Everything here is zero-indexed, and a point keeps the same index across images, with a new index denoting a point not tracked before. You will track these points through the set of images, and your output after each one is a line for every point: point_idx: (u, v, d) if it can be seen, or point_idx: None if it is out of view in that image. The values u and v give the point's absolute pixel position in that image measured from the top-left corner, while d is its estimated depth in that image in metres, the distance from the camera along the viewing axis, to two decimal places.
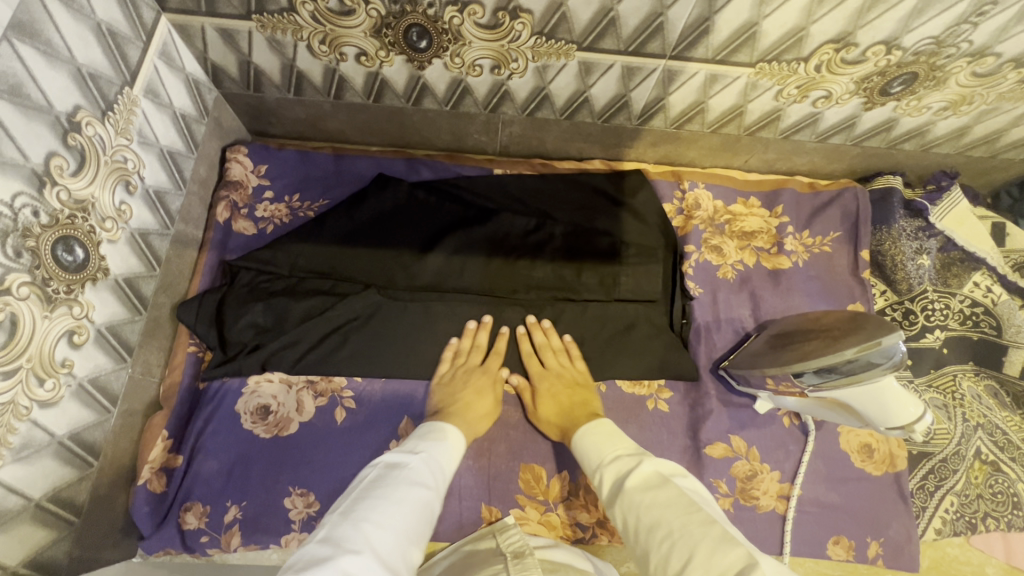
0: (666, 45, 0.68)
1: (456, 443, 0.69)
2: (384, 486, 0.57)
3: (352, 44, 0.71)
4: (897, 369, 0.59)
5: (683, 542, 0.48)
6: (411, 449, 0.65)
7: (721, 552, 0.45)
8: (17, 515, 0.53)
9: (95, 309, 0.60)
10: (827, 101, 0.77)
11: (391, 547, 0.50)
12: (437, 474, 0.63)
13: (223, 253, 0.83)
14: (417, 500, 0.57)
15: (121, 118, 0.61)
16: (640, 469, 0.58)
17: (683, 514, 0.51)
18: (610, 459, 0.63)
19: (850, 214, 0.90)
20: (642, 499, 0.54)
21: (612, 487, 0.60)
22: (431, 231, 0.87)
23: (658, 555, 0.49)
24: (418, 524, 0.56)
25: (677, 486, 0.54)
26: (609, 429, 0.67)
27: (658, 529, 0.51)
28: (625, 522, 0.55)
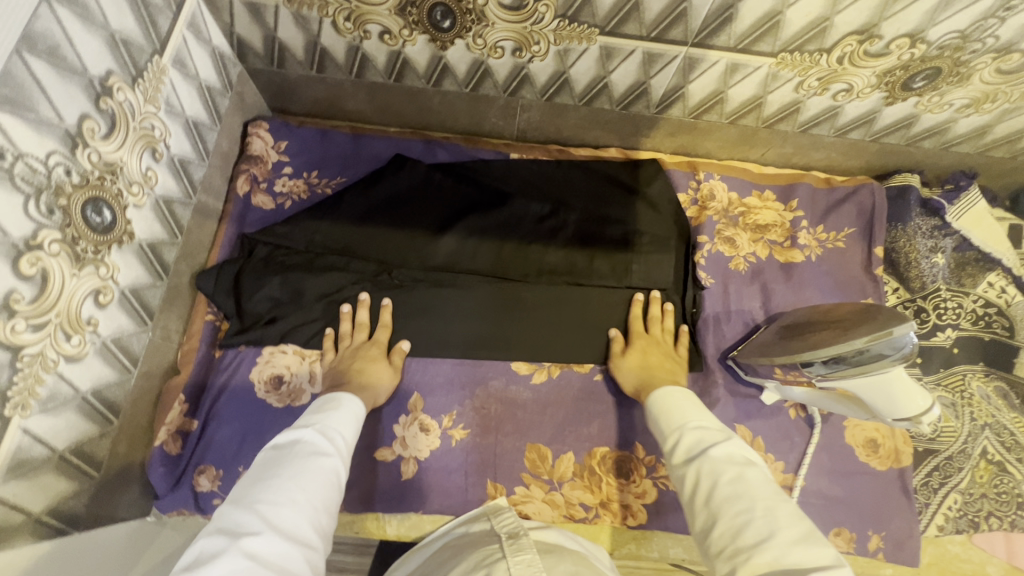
0: (689, 32, 0.68)
1: (354, 411, 0.66)
2: (278, 464, 0.53)
3: (376, 22, 0.72)
4: (905, 362, 0.59)
5: (765, 523, 0.46)
6: (309, 419, 0.61)
7: (806, 548, 0.43)
8: (43, 464, 0.54)
9: (120, 271, 0.61)
10: (847, 94, 0.77)
11: (297, 520, 0.48)
12: (339, 441, 0.60)
13: (242, 226, 0.84)
14: (322, 472, 0.54)
15: (150, 86, 0.62)
16: (720, 442, 0.55)
17: (771, 497, 0.48)
18: (692, 426, 0.59)
19: (866, 210, 0.90)
20: (727, 472, 0.51)
21: (684, 453, 0.57)
22: (446, 212, 0.88)
23: (727, 527, 0.47)
24: (329, 493, 0.54)
25: (761, 471, 0.51)
26: (687, 400, 0.64)
27: (735, 505, 0.48)
28: (695, 490, 0.53)
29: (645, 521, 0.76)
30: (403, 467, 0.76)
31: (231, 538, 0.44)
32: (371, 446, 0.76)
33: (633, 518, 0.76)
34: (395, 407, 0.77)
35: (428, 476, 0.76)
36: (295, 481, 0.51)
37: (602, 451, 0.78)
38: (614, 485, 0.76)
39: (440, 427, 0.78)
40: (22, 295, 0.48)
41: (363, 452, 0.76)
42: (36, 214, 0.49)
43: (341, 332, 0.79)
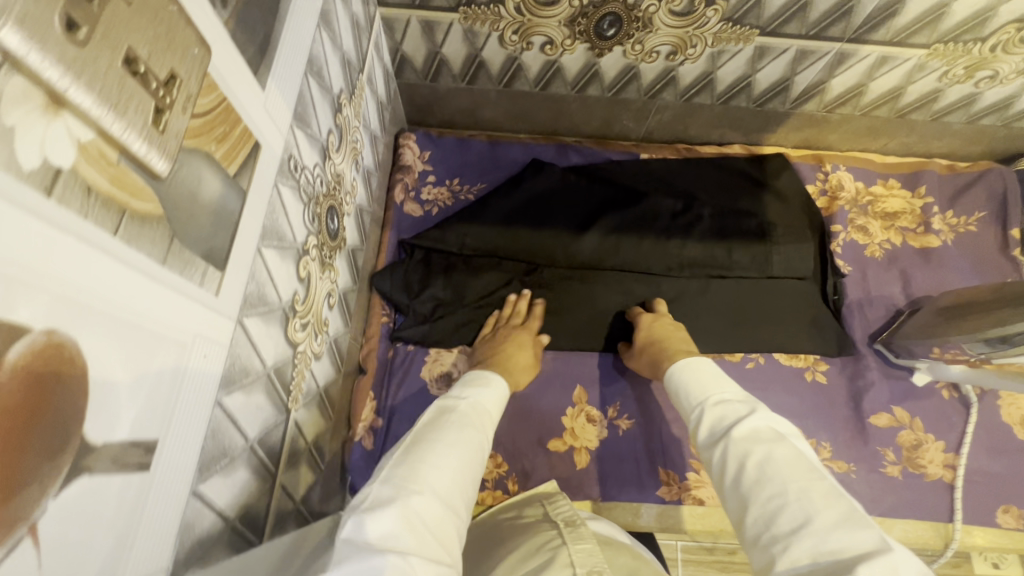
0: (849, 28, 0.72)
1: (501, 391, 0.63)
2: (439, 430, 0.51)
3: (542, 33, 0.76)
4: None
5: (800, 507, 0.42)
6: (461, 390, 0.59)
7: (848, 532, 0.39)
8: (301, 454, 0.57)
9: (340, 275, 0.65)
10: (990, 81, 0.79)
11: (451, 488, 0.46)
12: (488, 420, 0.57)
13: (399, 232, 0.89)
14: (473, 446, 0.51)
15: (358, 101, 0.67)
16: (740, 418, 0.51)
17: (802, 478, 0.44)
18: (716, 402, 0.55)
19: (996, 194, 0.92)
20: (754, 451, 0.47)
21: (709, 432, 0.53)
22: (586, 212, 0.91)
23: (760, 513, 0.44)
24: (475, 469, 0.50)
25: (788, 447, 0.47)
26: (713, 372, 0.60)
27: (765, 489, 0.44)
28: (723, 471, 0.49)
29: None
30: (576, 457, 0.79)
31: (398, 492, 0.42)
32: (545, 437, 0.79)
33: None
34: (562, 400, 0.81)
35: (602, 464, 0.79)
36: (451, 451, 0.48)
37: None
38: None
39: (606, 417, 0.81)
40: (300, 296, 0.52)
41: (538, 444, 0.79)
42: (307, 222, 0.53)
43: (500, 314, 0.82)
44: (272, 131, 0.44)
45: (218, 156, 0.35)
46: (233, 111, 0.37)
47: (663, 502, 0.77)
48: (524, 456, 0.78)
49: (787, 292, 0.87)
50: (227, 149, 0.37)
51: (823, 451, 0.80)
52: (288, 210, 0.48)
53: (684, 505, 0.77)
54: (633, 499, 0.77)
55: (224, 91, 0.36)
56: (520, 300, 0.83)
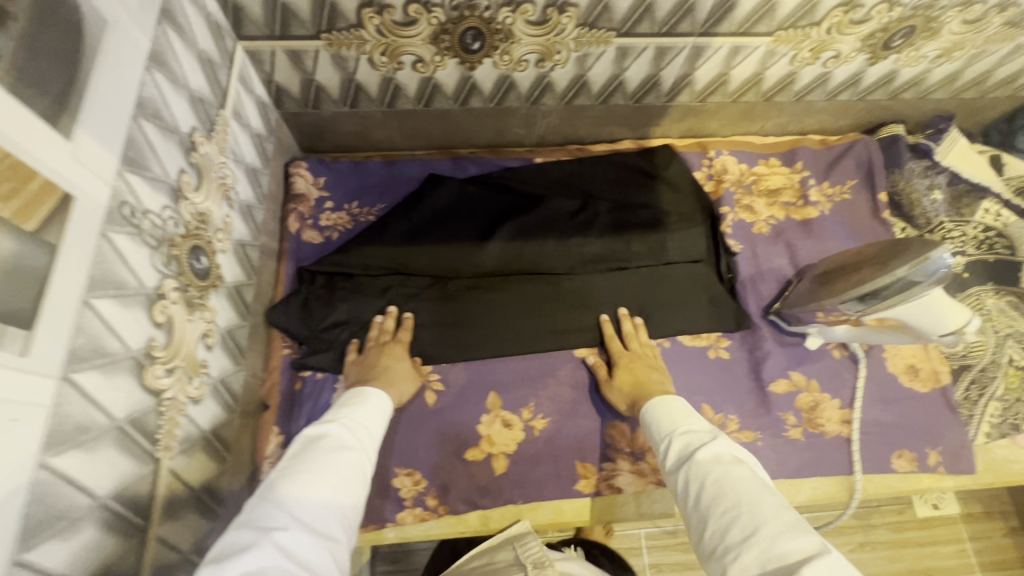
0: (696, 23, 0.76)
1: (377, 406, 0.67)
2: (306, 458, 0.54)
3: (410, 53, 0.77)
4: (938, 284, 0.66)
5: (750, 518, 0.47)
6: (335, 414, 0.63)
7: (792, 538, 0.44)
8: (185, 503, 0.56)
9: (218, 314, 0.64)
10: (836, 60, 0.86)
11: (319, 516, 0.50)
12: (364, 437, 0.62)
13: (299, 261, 0.88)
14: (348, 467, 0.56)
15: (221, 137, 0.66)
16: (702, 445, 0.56)
17: (757, 493, 0.49)
18: (682, 430, 0.60)
19: (863, 162, 0.98)
20: (713, 471, 0.52)
21: (677, 457, 0.58)
22: (487, 221, 0.93)
23: (718, 525, 0.48)
24: (356, 488, 0.55)
25: (742, 467, 0.52)
26: (682, 405, 0.65)
27: (721, 503, 0.49)
28: (685, 492, 0.54)
29: None
30: (494, 463, 0.79)
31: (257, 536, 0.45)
32: (461, 447, 0.80)
33: None
34: (476, 408, 0.82)
35: (520, 467, 0.79)
36: (319, 480, 0.52)
37: None
38: None
39: (521, 420, 0.82)
40: (158, 342, 0.51)
41: (456, 455, 0.79)
42: (159, 265, 0.52)
43: (365, 340, 0.81)
44: (89, 180, 0.43)
45: (5, 215, 0.35)
46: (21, 166, 0.36)
47: (582, 496, 0.79)
48: (443, 470, 0.78)
49: (685, 276, 0.90)
50: (19, 206, 0.36)
51: (730, 424, 0.83)
52: (127, 257, 0.47)
53: (603, 495, 0.79)
54: (554, 497, 0.79)
55: (7, 147, 0.35)
56: (386, 320, 0.82)
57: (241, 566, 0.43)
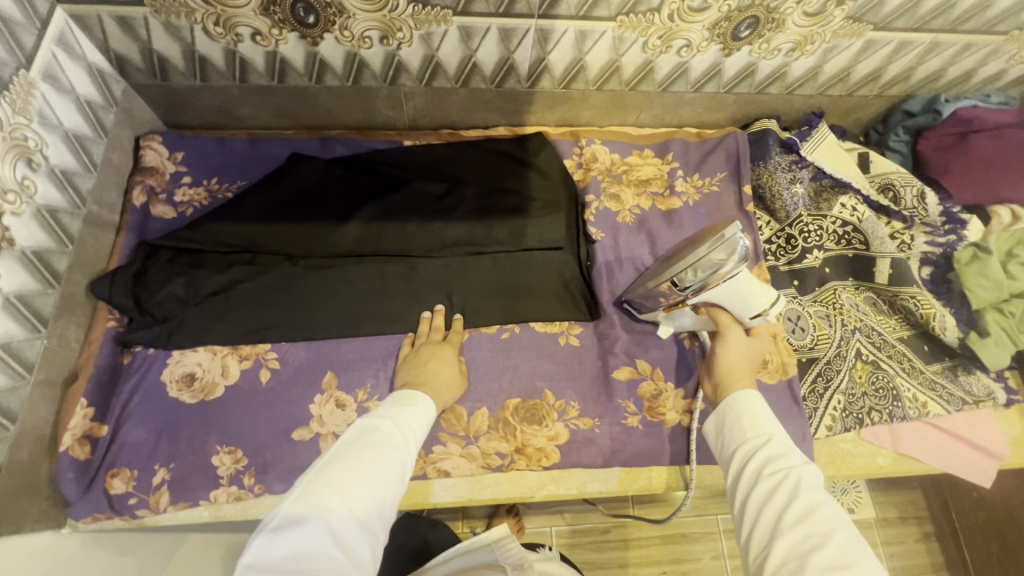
0: (532, 5, 0.76)
1: (425, 413, 0.68)
2: (359, 449, 0.57)
3: (245, 24, 0.76)
4: (742, 262, 0.66)
5: (839, 552, 0.46)
6: (386, 411, 0.64)
7: None
8: None
9: (2, 277, 0.62)
10: (689, 50, 0.86)
11: (367, 511, 0.52)
12: (410, 437, 0.62)
13: (142, 234, 0.86)
14: (396, 465, 0.57)
15: (18, 97, 0.65)
16: (790, 462, 0.54)
17: (851, 535, 0.47)
18: (779, 441, 0.57)
19: (732, 154, 0.99)
20: (803, 495, 0.51)
21: (758, 463, 0.56)
22: (347, 202, 0.92)
23: (799, 545, 0.48)
24: (398, 486, 0.56)
25: (837, 506, 0.50)
26: (762, 411, 0.61)
27: (812, 528, 0.48)
28: (762, 501, 0.53)
29: (560, 460, 0.79)
30: (322, 444, 0.78)
31: (310, 516, 0.49)
32: (289, 426, 0.78)
33: (549, 461, 0.79)
34: (310, 388, 0.81)
35: None
36: (371, 474, 0.54)
37: (515, 402, 0.82)
38: (528, 432, 0.80)
39: (356, 401, 0.81)
40: None
41: (282, 434, 0.78)
42: None
43: (417, 334, 0.85)
44: None
45: None
46: None
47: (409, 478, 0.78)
48: (266, 449, 0.77)
49: (542, 262, 0.90)
50: None
51: (570, 411, 0.82)
52: None
53: (430, 478, 0.78)
54: None
55: None
56: (434, 318, 0.86)
57: (290, 544, 0.47)
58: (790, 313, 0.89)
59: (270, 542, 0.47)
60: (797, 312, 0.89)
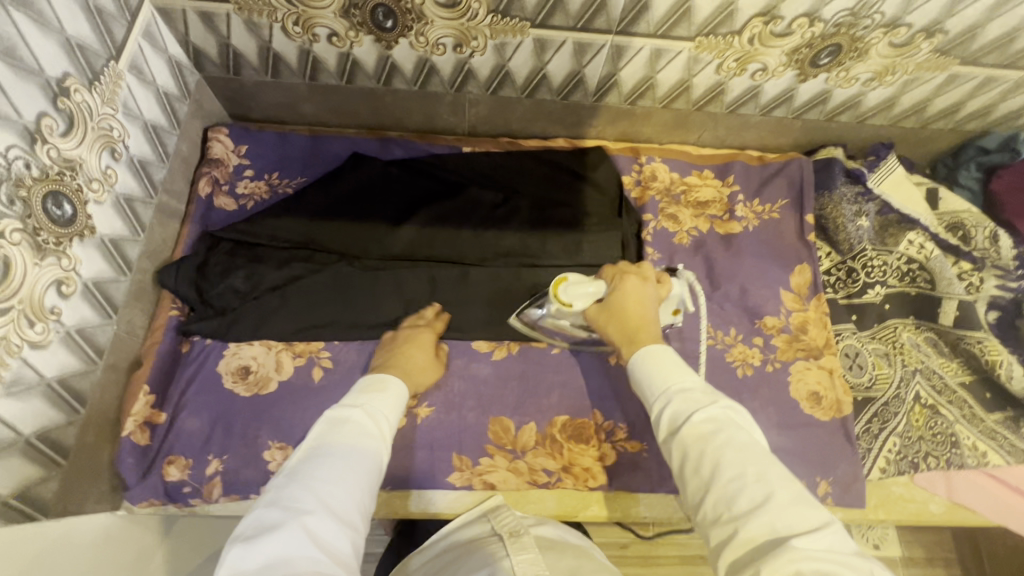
0: (612, 21, 0.75)
1: (399, 395, 0.66)
2: (330, 443, 0.54)
3: (323, 25, 0.77)
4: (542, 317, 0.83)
5: (757, 488, 0.46)
6: (357, 399, 0.62)
7: (801, 509, 0.44)
8: (8, 447, 0.55)
9: (82, 264, 0.64)
10: (764, 74, 0.84)
11: (346, 504, 0.50)
12: (383, 422, 0.60)
13: (205, 225, 0.87)
14: (372, 453, 0.56)
15: (107, 88, 0.66)
16: (693, 410, 0.53)
17: (760, 460, 0.48)
18: (677, 389, 0.56)
19: (795, 181, 0.97)
20: (711, 440, 0.50)
21: (670, 419, 0.55)
22: (405, 205, 0.93)
23: (721, 494, 0.47)
24: (376, 475, 0.55)
25: (743, 434, 0.50)
26: (673, 358, 0.61)
27: (726, 471, 0.48)
28: (683, 462, 0.51)
29: (607, 483, 0.79)
30: None
31: (287, 518, 0.46)
32: None
33: (595, 482, 0.79)
34: None
35: (396, 453, 0.79)
36: (347, 464, 0.52)
37: (563, 420, 0.82)
38: (576, 450, 0.80)
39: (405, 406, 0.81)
40: None
41: None
42: None
43: (396, 331, 0.83)
44: None
45: None
46: None
47: (454, 489, 0.77)
48: None
49: None
50: None
51: (618, 433, 0.81)
52: None
53: (475, 489, 0.78)
54: (424, 486, 0.77)
55: None
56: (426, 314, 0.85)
57: (266, 552, 0.44)
58: (847, 349, 0.87)
59: (245, 553, 0.43)
60: (854, 349, 0.87)
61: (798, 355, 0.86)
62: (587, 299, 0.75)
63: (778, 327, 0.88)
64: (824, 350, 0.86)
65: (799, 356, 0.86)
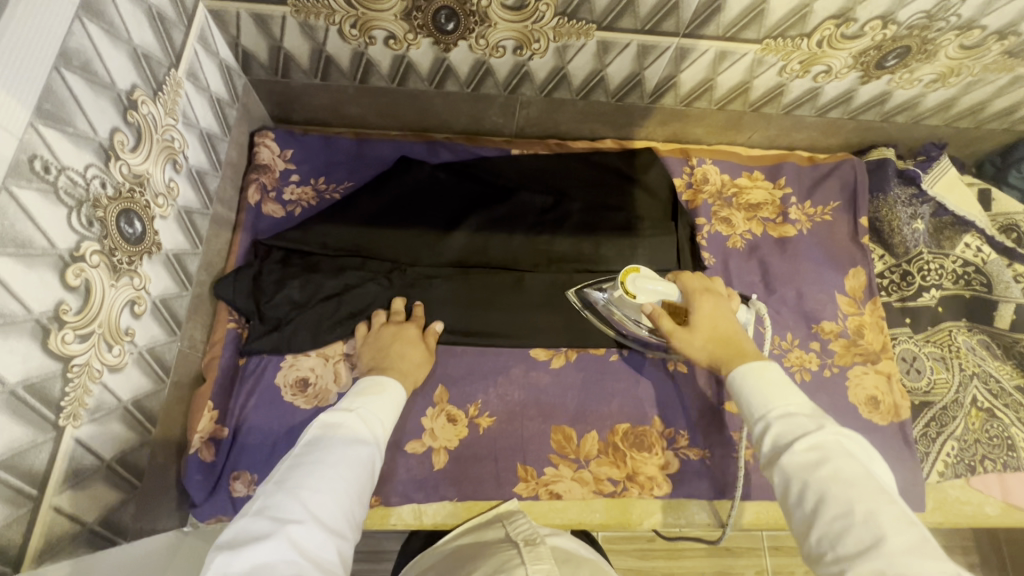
0: (680, 24, 0.73)
1: (395, 399, 0.65)
2: (321, 449, 0.52)
3: (382, 27, 0.74)
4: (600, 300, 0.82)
5: (866, 527, 0.41)
6: (352, 403, 0.60)
7: (917, 556, 0.38)
8: (93, 473, 0.55)
9: (151, 282, 0.62)
10: (826, 76, 0.83)
11: (335, 513, 0.48)
12: (377, 428, 0.59)
13: (255, 234, 0.85)
14: (363, 462, 0.54)
15: (169, 98, 0.63)
16: (809, 433, 0.49)
17: (871, 498, 0.43)
18: (779, 413, 0.52)
19: (848, 183, 0.96)
20: (815, 471, 0.46)
21: (771, 443, 0.51)
22: (456, 210, 0.90)
23: (826, 531, 0.43)
24: (366, 484, 0.54)
25: (855, 467, 0.45)
26: (778, 376, 0.56)
27: (830, 506, 0.43)
28: (786, 493, 0.47)
29: (671, 490, 0.79)
30: (434, 458, 0.78)
31: (274, 527, 0.44)
32: (403, 439, 0.78)
33: (659, 489, 0.79)
34: (422, 401, 0.80)
35: (460, 464, 0.78)
36: (339, 472, 0.51)
37: (624, 427, 0.81)
38: (639, 458, 0.80)
39: (467, 416, 0.80)
40: (69, 306, 0.49)
41: (396, 447, 0.78)
42: (77, 226, 0.50)
43: (376, 318, 0.80)
44: None
45: None
46: None
47: (520, 499, 0.77)
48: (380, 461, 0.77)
49: None
50: None
51: (680, 440, 0.81)
52: (36, 214, 0.45)
53: (541, 500, 0.78)
54: (490, 496, 0.77)
55: None
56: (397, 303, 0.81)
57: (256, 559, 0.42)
58: (903, 353, 0.88)
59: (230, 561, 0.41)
60: (910, 353, 0.88)
61: (855, 360, 0.86)
62: (653, 294, 0.70)
63: (835, 332, 0.88)
64: (881, 354, 0.86)
65: (856, 360, 0.86)
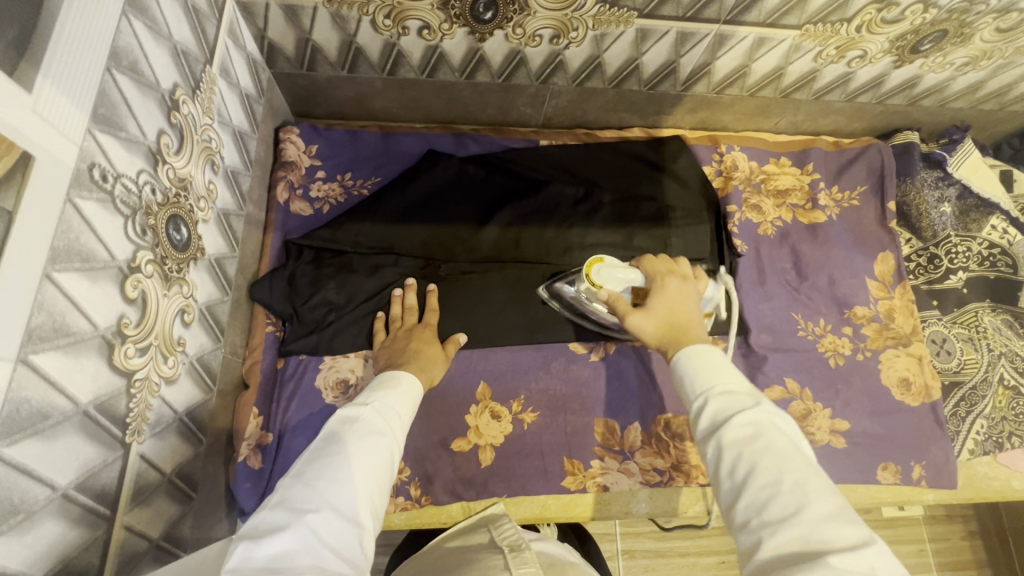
0: (722, 10, 0.72)
1: (413, 394, 0.62)
2: (340, 441, 0.50)
3: (416, 18, 0.71)
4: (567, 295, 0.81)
5: (792, 497, 0.39)
6: (368, 396, 0.58)
7: (838, 525, 0.37)
8: (154, 489, 0.53)
9: (198, 288, 0.60)
10: (861, 60, 0.82)
11: (356, 503, 0.46)
12: (396, 421, 0.56)
13: (285, 234, 0.83)
14: (381, 452, 0.51)
15: (206, 97, 0.60)
16: (744, 407, 0.46)
17: (800, 468, 0.41)
18: (719, 390, 0.49)
19: (875, 168, 0.96)
20: (749, 446, 0.43)
21: (706, 422, 0.48)
22: (486, 203, 0.87)
23: (750, 502, 0.41)
24: (385, 475, 0.51)
25: (785, 440, 0.43)
26: (720, 357, 0.52)
27: (756, 479, 0.41)
28: (716, 468, 0.45)
29: None
30: (481, 455, 0.78)
31: (292, 517, 0.42)
32: (448, 438, 0.78)
33: (705, 477, 0.80)
34: (463, 399, 0.80)
35: (504, 460, 0.78)
36: (355, 462, 0.48)
37: (666, 417, 0.81)
38: (683, 448, 0.80)
39: (510, 412, 0.80)
40: (130, 319, 0.47)
41: (441, 445, 0.78)
42: (133, 236, 0.48)
43: (391, 317, 0.78)
44: (54, 139, 0.38)
45: None
46: None
47: (568, 493, 0.78)
48: (427, 460, 0.77)
49: None
50: None
51: None
52: (97, 227, 0.43)
53: (589, 492, 0.78)
54: (540, 492, 0.77)
55: None
56: (407, 296, 0.79)
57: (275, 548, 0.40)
58: (933, 335, 0.90)
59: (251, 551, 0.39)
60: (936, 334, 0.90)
61: (887, 344, 0.87)
62: (621, 285, 0.70)
63: (868, 317, 0.89)
64: (911, 337, 0.88)
65: (889, 344, 0.87)
